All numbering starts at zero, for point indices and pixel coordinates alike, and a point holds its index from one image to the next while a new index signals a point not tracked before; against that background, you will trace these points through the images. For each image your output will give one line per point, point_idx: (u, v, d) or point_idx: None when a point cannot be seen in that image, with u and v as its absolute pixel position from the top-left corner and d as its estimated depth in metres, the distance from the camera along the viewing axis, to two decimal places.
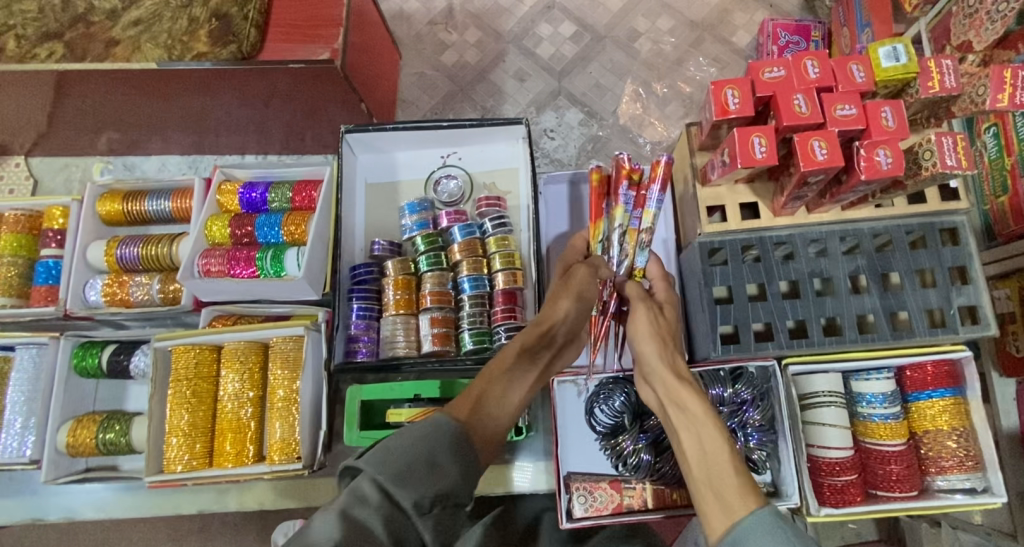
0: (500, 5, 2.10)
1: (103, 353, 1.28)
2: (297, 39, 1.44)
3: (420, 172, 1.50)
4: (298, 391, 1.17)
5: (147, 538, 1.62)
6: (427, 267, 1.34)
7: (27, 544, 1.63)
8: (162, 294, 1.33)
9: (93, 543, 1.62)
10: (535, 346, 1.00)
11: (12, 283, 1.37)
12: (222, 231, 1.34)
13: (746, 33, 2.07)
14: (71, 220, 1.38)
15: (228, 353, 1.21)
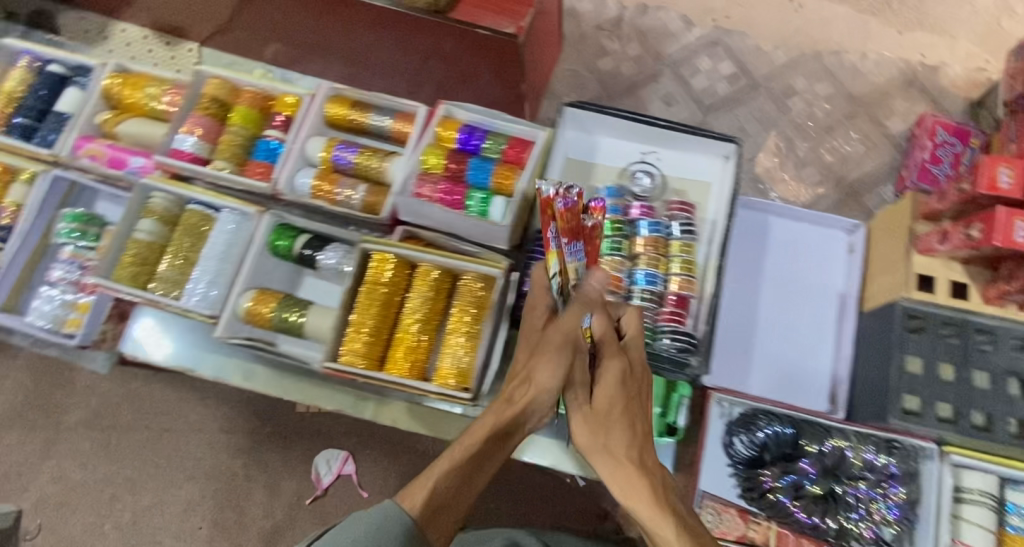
0: (668, 28, 2.11)
1: (298, 241, 1.35)
2: (488, 9, 1.49)
3: (618, 160, 1.53)
4: (480, 329, 1.24)
5: (202, 422, 1.69)
6: (608, 250, 1.35)
7: (95, 393, 1.72)
8: (364, 202, 1.36)
9: (154, 410, 1.70)
10: (507, 423, 0.98)
11: (232, 150, 1.41)
12: (437, 162, 1.36)
13: (902, 120, 2.03)
14: (301, 111, 1.44)
15: (423, 273, 1.28)
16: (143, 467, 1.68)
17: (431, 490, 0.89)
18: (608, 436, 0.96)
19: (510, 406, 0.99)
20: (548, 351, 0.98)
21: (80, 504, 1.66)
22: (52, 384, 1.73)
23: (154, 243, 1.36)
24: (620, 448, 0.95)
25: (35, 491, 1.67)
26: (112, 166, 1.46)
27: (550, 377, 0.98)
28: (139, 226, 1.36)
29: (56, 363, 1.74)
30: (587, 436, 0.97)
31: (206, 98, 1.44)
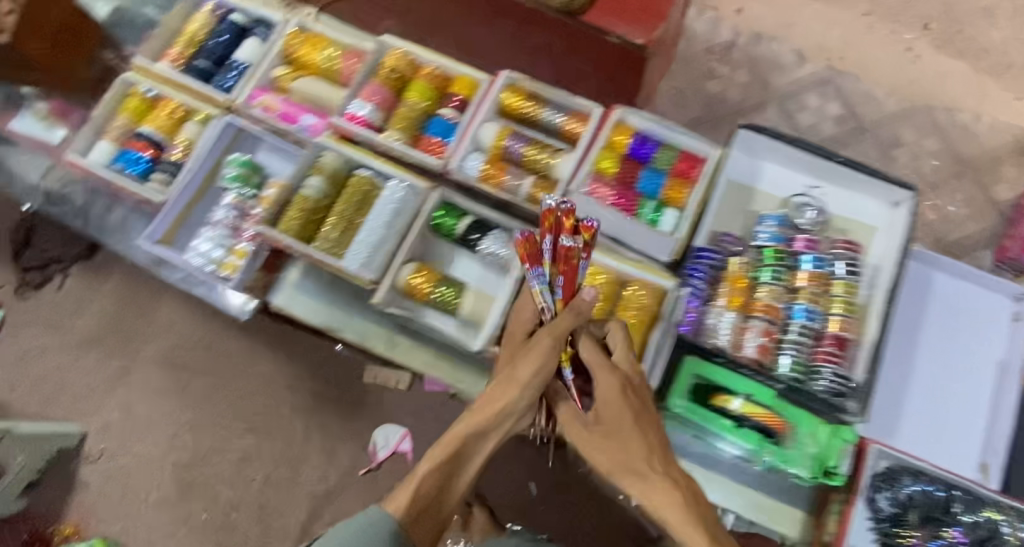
0: (780, 60, 2.08)
1: (463, 222, 1.34)
2: (620, 15, 1.50)
3: (783, 191, 1.50)
4: (648, 337, 1.27)
5: (270, 377, 1.72)
6: (770, 279, 1.37)
7: (171, 331, 1.75)
8: (530, 194, 1.35)
9: (225, 358, 1.73)
10: (482, 427, 0.98)
11: (406, 122, 1.39)
12: (610, 166, 1.37)
13: (1010, 189, 1.96)
14: (478, 94, 1.42)
15: (594, 274, 1.29)
16: (207, 411, 1.70)
17: (415, 498, 0.92)
18: (608, 442, 0.98)
19: (490, 407, 0.99)
20: (531, 364, 0.99)
21: (141, 437, 1.69)
22: (133, 314, 1.76)
23: (316, 202, 1.31)
24: (630, 451, 0.97)
25: (100, 416, 1.70)
26: (281, 119, 1.44)
27: (534, 382, 0.99)
28: (306, 182, 1.32)
29: (141, 294, 1.77)
30: (596, 446, 0.99)
31: (388, 68, 1.41)
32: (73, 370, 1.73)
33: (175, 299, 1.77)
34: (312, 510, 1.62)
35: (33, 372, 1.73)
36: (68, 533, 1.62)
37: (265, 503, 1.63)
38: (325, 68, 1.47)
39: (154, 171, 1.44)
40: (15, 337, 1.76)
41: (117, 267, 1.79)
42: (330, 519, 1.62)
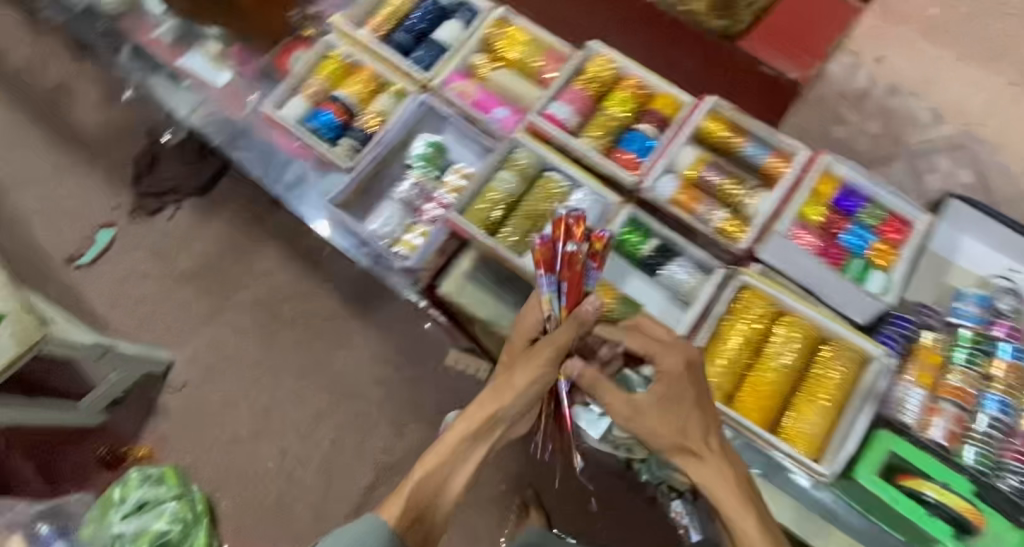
0: None
1: (648, 243, 1.23)
2: (778, 47, 1.51)
3: (982, 268, 1.36)
4: (846, 400, 1.15)
5: (355, 343, 1.75)
6: (965, 361, 1.19)
7: (267, 280, 1.79)
8: (722, 225, 1.23)
9: (316, 315, 1.77)
10: (478, 429, 0.91)
11: (601, 130, 1.28)
12: (818, 213, 1.24)
13: None
14: (681, 114, 1.28)
15: (790, 321, 1.19)
16: (289, 364, 1.74)
17: (409, 501, 0.88)
18: (663, 417, 0.90)
19: (486, 407, 0.92)
20: (528, 371, 0.91)
21: (223, 377, 1.73)
22: (234, 257, 1.81)
23: (510, 199, 1.25)
24: (687, 430, 0.90)
25: (188, 349, 1.74)
26: (475, 109, 1.30)
27: (529, 389, 0.91)
28: (497, 175, 1.26)
29: (245, 239, 1.82)
30: (653, 417, 0.90)
31: (597, 76, 1.30)
32: (169, 301, 1.77)
33: (276, 250, 1.81)
34: (375, 480, 1.64)
35: (132, 295, 1.78)
36: (142, 456, 1.64)
37: (332, 463, 1.66)
38: (527, 63, 1.34)
39: (343, 136, 1.32)
40: (121, 258, 1.81)
41: (227, 210, 1.84)
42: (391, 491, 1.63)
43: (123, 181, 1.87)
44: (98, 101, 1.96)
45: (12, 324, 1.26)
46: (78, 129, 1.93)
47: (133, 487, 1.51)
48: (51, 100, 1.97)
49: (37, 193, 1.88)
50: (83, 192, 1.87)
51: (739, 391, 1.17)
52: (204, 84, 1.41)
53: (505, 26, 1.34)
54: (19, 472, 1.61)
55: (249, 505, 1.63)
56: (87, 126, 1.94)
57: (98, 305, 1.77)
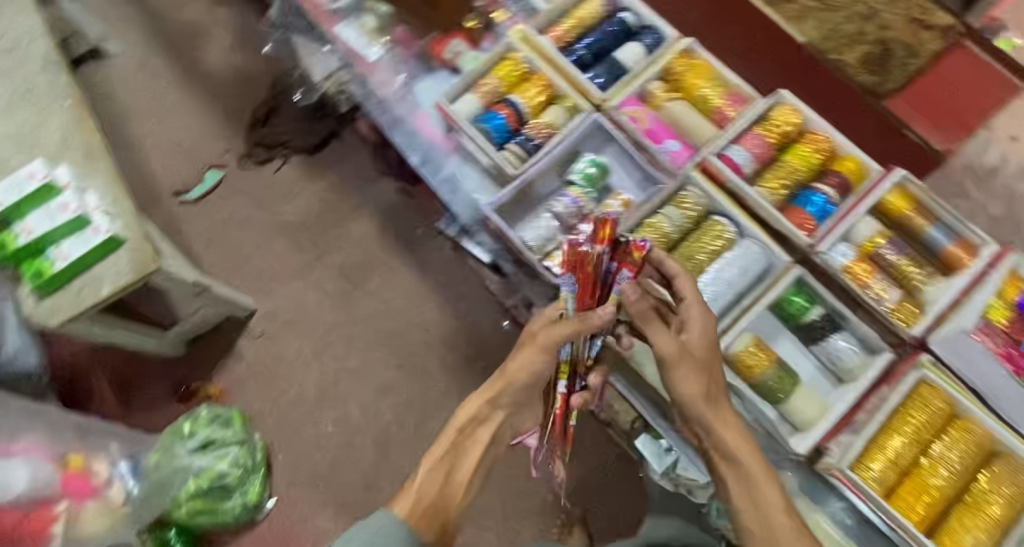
0: None
1: (813, 312, 1.17)
2: (925, 116, 1.48)
3: None
4: (1014, 520, 1.06)
5: (431, 328, 1.76)
6: None
7: (358, 249, 1.82)
8: (893, 309, 1.16)
9: (398, 292, 1.79)
10: (479, 413, 1.04)
11: (779, 184, 1.22)
12: (1004, 315, 1.15)
13: None
14: (869, 185, 1.22)
15: (964, 427, 1.10)
16: (366, 334, 1.76)
17: (420, 499, 0.94)
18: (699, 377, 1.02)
19: (490, 390, 1.05)
20: (526, 355, 1.05)
21: (300, 333, 1.74)
22: (330, 220, 1.84)
23: (673, 236, 1.18)
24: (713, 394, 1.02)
25: (273, 301, 1.76)
26: (647, 137, 1.24)
27: (527, 373, 1.05)
28: (664, 209, 1.19)
29: (344, 205, 1.85)
30: (685, 376, 1.02)
31: (779, 125, 1.23)
32: (263, 251, 1.81)
33: (371, 221, 1.84)
34: None
35: (229, 239, 1.82)
36: (213, 395, 1.68)
37: (389, 440, 1.67)
38: (702, 100, 1.27)
39: (510, 142, 1.24)
40: (224, 201, 1.86)
41: (332, 173, 1.87)
42: None
43: (239, 128, 1.92)
44: (228, 46, 2.00)
45: (132, 251, 1.31)
46: (205, 70, 1.98)
47: (203, 424, 1.53)
48: (184, 37, 2.03)
49: (157, 125, 1.95)
50: (200, 131, 1.93)
51: (897, 488, 1.08)
52: (370, 68, 1.34)
53: (687, 58, 1.28)
54: (97, 388, 1.67)
55: (303, 464, 1.65)
56: (214, 68, 1.99)
57: (196, 242, 1.82)
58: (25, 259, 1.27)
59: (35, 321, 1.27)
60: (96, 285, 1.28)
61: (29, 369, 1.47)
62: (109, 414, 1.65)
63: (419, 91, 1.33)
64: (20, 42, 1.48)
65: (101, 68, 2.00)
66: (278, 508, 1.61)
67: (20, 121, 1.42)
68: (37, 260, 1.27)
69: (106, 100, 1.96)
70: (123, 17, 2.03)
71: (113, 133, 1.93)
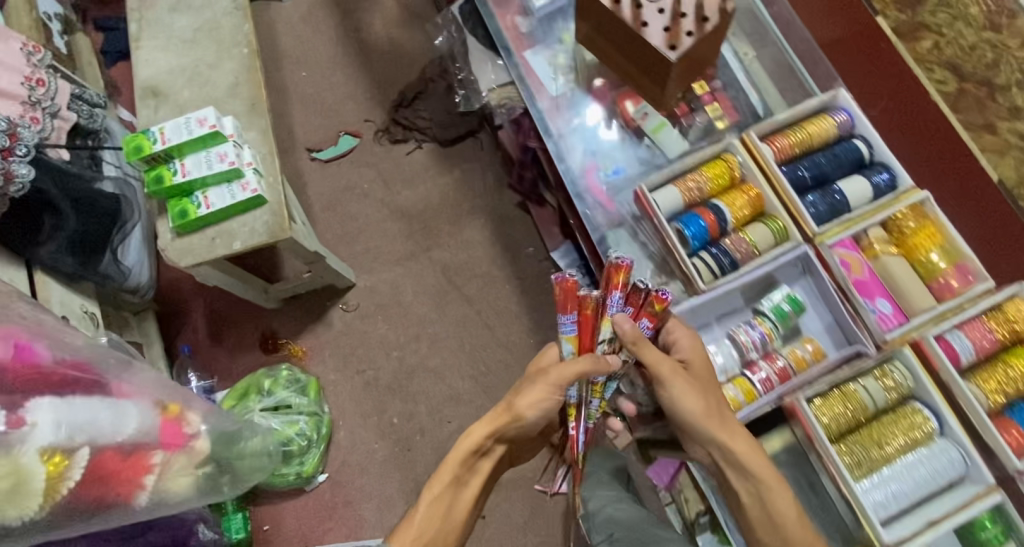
0: None
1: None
2: None
3: None
4: None
5: (518, 353, 1.69)
6: None
7: (466, 252, 1.77)
8: None
9: (494, 307, 1.73)
10: (477, 447, 1.01)
11: (1003, 390, 1.07)
12: None
13: None
14: None
15: None
16: (451, 338, 1.72)
17: (421, 533, 0.95)
18: (701, 393, 1.00)
19: (493, 419, 1.01)
20: (536, 394, 1.00)
21: (389, 319, 1.73)
22: (446, 215, 1.79)
23: (866, 413, 1.08)
24: (708, 410, 1.00)
25: (372, 280, 1.75)
26: (857, 289, 1.12)
27: (531, 414, 1.00)
28: (863, 379, 1.09)
29: (463, 204, 1.80)
30: (684, 388, 1.00)
31: (1012, 320, 1.09)
32: (375, 228, 1.79)
33: (485, 227, 1.78)
34: None
35: (345, 208, 1.81)
36: (295, 354, 1.69)
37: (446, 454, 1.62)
38: (925, 265, 1.14)
39: (703, 250, 1.12)
40: (351, 169, 1.84)
41: (459, 169, 1.82)
42: (491, 505, 1.61)
43: (383, 101, 1.89)
44: (393, 18, 1.98)
45: (270, 214, 1.33)
46: (366, 36, 1.97)
47: (281, 386, 1.58)
48: None
49: (308, 76, 1.94)
50: (345, 94, 1.91)
51: None
52: (560, 115, 1.22)
53: (917, 213, 1.15)
54: (193, 319, 1.72)
55: (360, 449, 1.63)
56: (374, 36, 1.97)
57: (315, 202, 1.82)
58: (174, 196, 1.31)
59: (166, 256, 1.32)
60: (229, 238, 1.31)
61: (140, 283, 1.48)
62: (197, 345, 1.71)
63: (605, 157, 1.20)
64: None
65: (270, 9, 2.02)
66: (327, 485, 1.61)
67: (200, 56, 1.47)
68: (184, 201, 1.30)
69: (268, 41, 1.98)
70: None
71: (266, 75, 1.95)
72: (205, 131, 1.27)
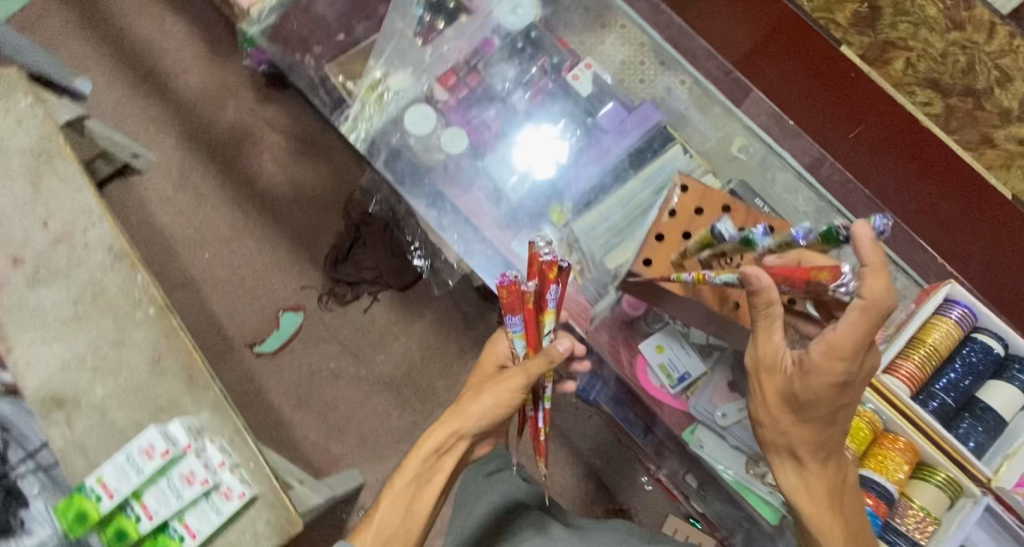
0: None
1: None
2: None
3: None
4: None
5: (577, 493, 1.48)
6: None
7: None
8: None
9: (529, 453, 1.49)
10: (440, 445, 0.89)
11: None
12: None
13: None
14: None
15: None
16: None
17: (380, 534, 0.84)
18: (795, 426, 0.75)
19: (454, 413, 0.89)
20: (497, 394, 0.87)
21: None
22: (437, 368, 1.52)
23: None
24: (790, 434, 0.76)
25: (380, 473, 1.48)
26: None
27: (487, 415, 0.88)
28: None
29: (447, 349, 1.53)
30: (774, 395, 0.76)
31: None
32: (363, 409, 1.51)
33: None
34: None
35: (321, 397, 1.52)
36: None
37: None
38: None
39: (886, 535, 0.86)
40: (308, 351, 1.54)
41: (431, 310, 1.54)
42: None
43: (313, 260, 1.57)
44: (285, 154, 1.62)
45: (273, 512, 1.08)
46: (263, 187, 1.61)
47: None
48: (226, 140, 1.63)
49: (213, 256, 1.59)
50: (266, 264, 1.57)
51: None
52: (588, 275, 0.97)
53: None
54: None
55: None
56: (271, 184, 1.62)
57: (283, 404, 1.52)
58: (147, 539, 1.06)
59: None
60: None
61: None
62: None
63: (663, 366, 0.95)
64: (76, 230, 1.20)
65: (133, 187, 1.62)
66: None
67: (97, 335, 1.17)
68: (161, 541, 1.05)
69: (147, 228, 1.59)
70: (149, 118, 1.63)
71: (160, 269, 1.58)
72: (159, 461, 1.02)
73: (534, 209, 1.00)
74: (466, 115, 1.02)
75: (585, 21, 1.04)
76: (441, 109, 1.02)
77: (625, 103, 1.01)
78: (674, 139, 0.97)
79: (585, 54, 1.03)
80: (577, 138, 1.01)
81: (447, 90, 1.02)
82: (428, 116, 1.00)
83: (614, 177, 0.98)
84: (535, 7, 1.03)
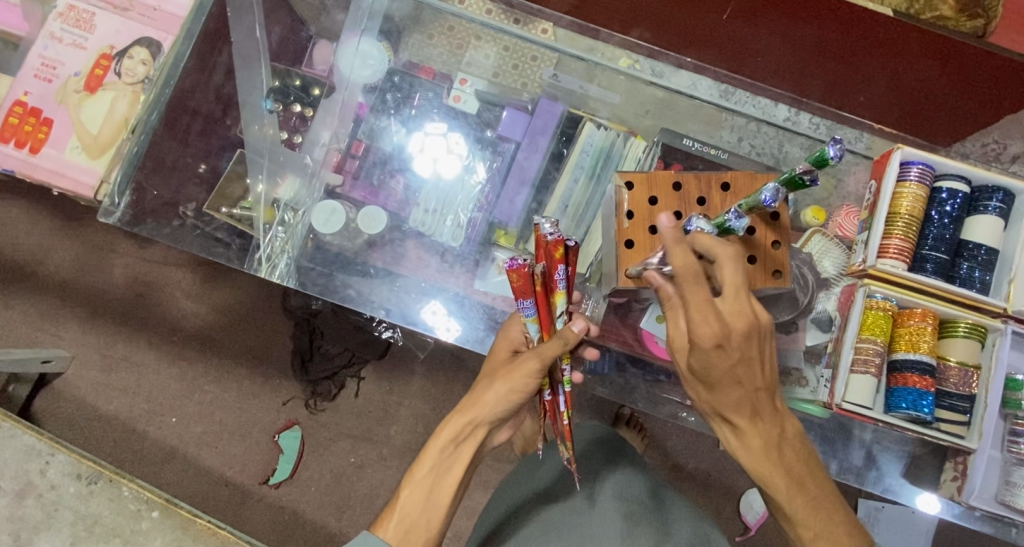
0: None
1: None
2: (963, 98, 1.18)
3: None
4: None
5: None
6: None
7: None
8: None
9: None
10: (452, 434, 0.84)
11: None
12: None
13: None
14: None
15: None
16: None
17: (401, 522, 0.79)
18: (712, 393, 0.68)
19: (468, 403, 0.85)
20: (510, 382, 0.82)
21: None
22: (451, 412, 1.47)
23: None
24: (713, 401, 0.68)
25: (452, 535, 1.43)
26: None
27: (500, 404, 0.83)
28: None
29: (455, 394, 1.48)
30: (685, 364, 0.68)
31: None
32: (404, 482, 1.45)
33: None
34: None
35: (359, 492, 1.45)
36: None
37: None
38: None
39: (937, 414, 0.83)
40: (323, 457, 1.46)
41: (420, 362, 1.49)
42: None
43: (281, 372, 1.49)
44: (196, 285, 1.51)
45: None
46: (194, 328, 1.50)
47: None
48: (132, 299, 1.51)
49: (181, 416, 1.47)
50: (237, 399, 1.48)
51: None
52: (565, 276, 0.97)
53: None
54: None
55: None
56: (198, 318, 1.50)
57: (326, 518, 1.44)
58: None
59: None
60: None
61: None
62: None
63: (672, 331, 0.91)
64: (54, 472, 1.12)
65: (61, 392, 1.46)
66: None
67: None
68: None
69: (98, 422, 1.46)
70: (40, 315, 1.49)
71: (133, 454, 1.45)
72: None
73: (481, 245, 0.98)
74: (369, 191, 0.99)
75: (437, 42, 1.05)
76: (345, 196, 0.99)
77: (518, 106, 1.03)
78: (582, 117, 1.00)
79: (456, 73, 1.04)
80: (490, 159, 1.01)
81: (340, 173, 1.00)
82: (335, 210, 0.97)
83: (543, 185, 0.98)
84: (385, 52, 1.03)
